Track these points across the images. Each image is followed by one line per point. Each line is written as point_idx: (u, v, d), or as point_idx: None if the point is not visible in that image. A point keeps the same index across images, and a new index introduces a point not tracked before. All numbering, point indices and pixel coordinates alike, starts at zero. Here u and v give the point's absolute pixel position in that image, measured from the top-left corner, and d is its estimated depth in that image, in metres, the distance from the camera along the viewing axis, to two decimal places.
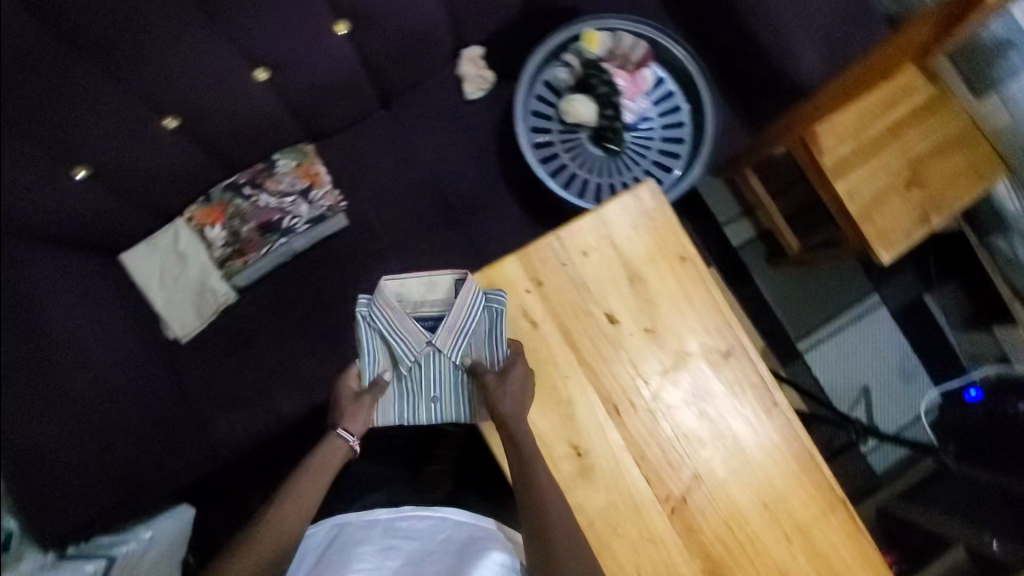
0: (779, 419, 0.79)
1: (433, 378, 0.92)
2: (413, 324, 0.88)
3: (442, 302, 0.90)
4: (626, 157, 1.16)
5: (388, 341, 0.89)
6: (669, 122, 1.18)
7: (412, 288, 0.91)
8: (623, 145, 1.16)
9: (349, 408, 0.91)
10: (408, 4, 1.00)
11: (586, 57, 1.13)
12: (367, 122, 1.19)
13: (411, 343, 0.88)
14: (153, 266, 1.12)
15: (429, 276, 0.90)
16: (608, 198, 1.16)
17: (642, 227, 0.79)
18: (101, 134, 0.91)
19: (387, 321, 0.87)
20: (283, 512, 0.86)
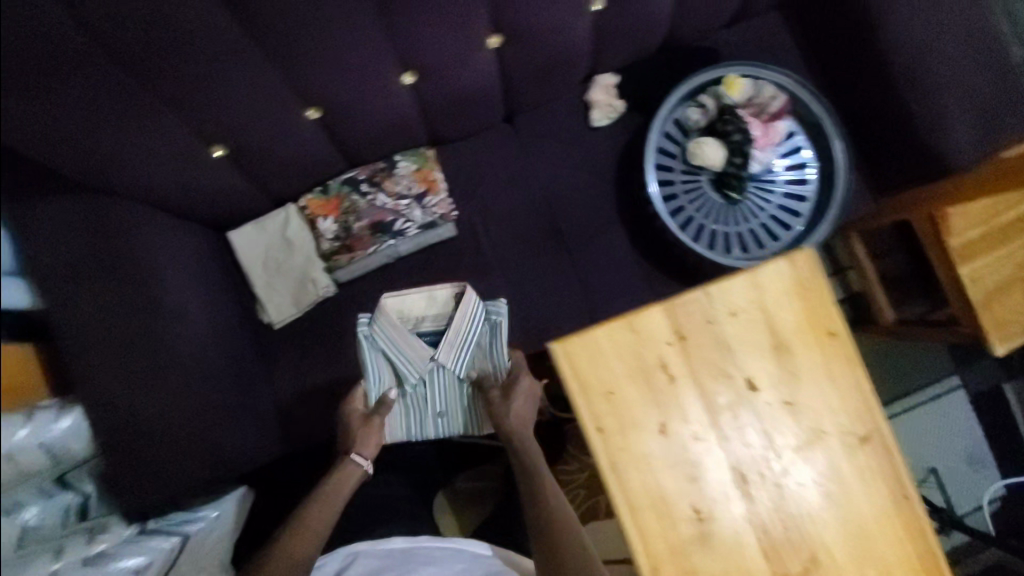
0: (908, 513, 0.76)
1: (438, 395, 1.09)
2: (416, 342, 1.03)
3: (440, 318, 1.06)
4: (746, 207, 1.14)
5: (391, 359, 1.04)
6: (796, 177, 1.14)
7: (414, 304, 1.06)
8: (745, 194, 1.13)
9: (356, 431, 1.02)
10: (564, 27, 0.98)
11: (723, 101, 1.10)
12: (486, 134, 1.17)
13: (413, 361, 1.04)
14: (259, 248, 1.11)
15: (428, 294, 1.05)
16: (721, 246, 1.13)
17: (795, 295, 0.77)
18: (247, 118, 0.91)
19: (387, 340, 1.02)
20: (307, 524, 0.97)
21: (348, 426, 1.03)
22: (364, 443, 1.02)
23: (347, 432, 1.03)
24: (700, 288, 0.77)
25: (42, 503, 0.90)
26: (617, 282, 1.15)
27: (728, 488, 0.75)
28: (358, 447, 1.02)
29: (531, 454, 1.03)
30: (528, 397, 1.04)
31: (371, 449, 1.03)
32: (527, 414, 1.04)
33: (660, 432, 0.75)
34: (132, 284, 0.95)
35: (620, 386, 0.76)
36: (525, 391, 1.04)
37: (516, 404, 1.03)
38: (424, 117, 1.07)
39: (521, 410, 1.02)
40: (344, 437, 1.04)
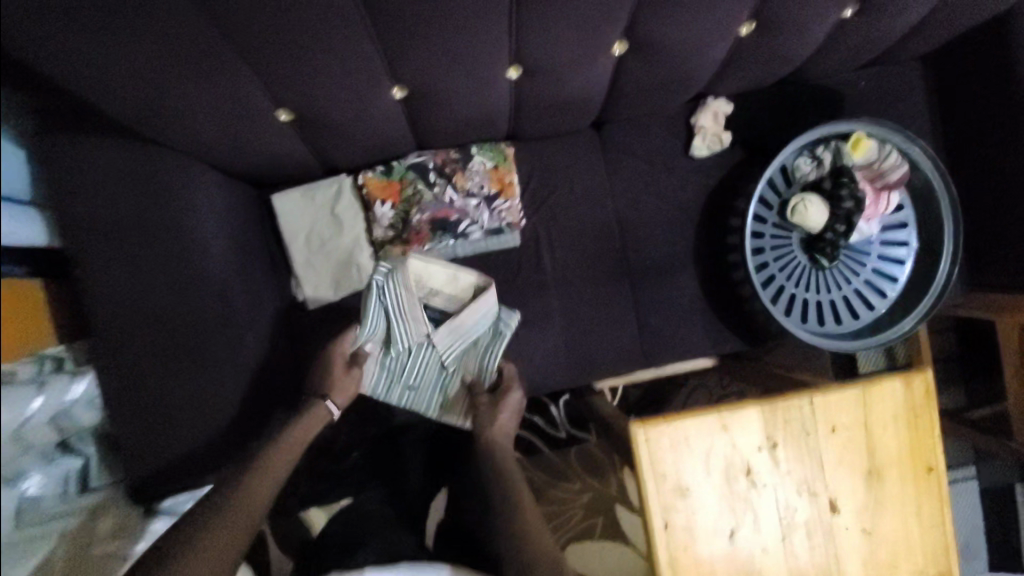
0: None
1: (417, 369, 1.00)
2: (421, 313, 0.94)
3: (454, 300, 0.97)
4: (832, 276, 1.05)
5: (392, 321, 0.95)
6: (891, 253, 1.05)
7: (434, 275, 0.95)
8: (836, 262, 1.04)
9: (336, 377, 0.95)
10: (701, 46, 0.84)
11: (841, 159, 0.99)
12: (570, 138, 1.04)
13: (411, 327, 0.96)
14: (303, 220, 1.00)
15: (453, 271, 0.94)
16: (797, 312, 1.04)
17: (902, 423, 0.72)
18: (324, 84, 0.76)
19: (399, 296, 0.92)
20: (260, 482, 0.84)
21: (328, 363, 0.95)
22: (341, 388, 0.95)
23: (323, 372, 0.95)
24: (807, 394, 0.70)
25: (43, 470, 0.89)
26: (680, 330, 1.06)
27: None
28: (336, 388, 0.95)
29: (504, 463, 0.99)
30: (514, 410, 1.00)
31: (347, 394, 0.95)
32: (509, 426, 1.00)
33: (730, 536, 0.70)
34: (173, 248, 0.86)
35: (698, 484, 0.69)
36: (512, 401, 0.99)
37: (501, 415, 0.99)
38: (514, 112, 0.94)
39: (501, 423, 0.99)
40: (319, 376, 0.95)
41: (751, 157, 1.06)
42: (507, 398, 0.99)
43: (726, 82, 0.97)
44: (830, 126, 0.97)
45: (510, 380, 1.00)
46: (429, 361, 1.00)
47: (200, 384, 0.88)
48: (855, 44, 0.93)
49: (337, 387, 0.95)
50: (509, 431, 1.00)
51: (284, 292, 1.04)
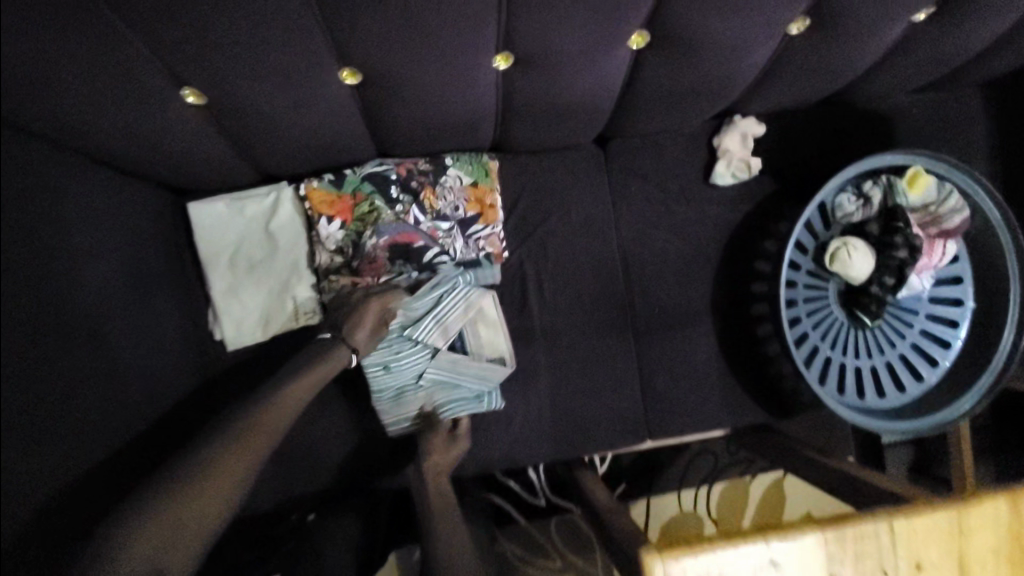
0: None
1: (408, 358, 0.78)
2: (456, 328, 0.79)
3: (476, 349, 0.81)
4: (874, 338, 0.87)
5: (435, 307, 0.78)
6: (946, 316, 0.87)
7: (487, 317, 0.81)
8: (879, 322, 0.86)
9: (372, 325, 0.73)
10: (738, 45, 0.67)
11: (892, 200, 0.82)
12: (567, 154, 0.85)
13: (445, 326, 0.78)
14: (226, 238, 0.79)
15: (503, 333, 0.82)
16: (831, 379, 0.86)
17: (1002, 561, 0.55)
18: (246, 57, 0.56)
19: (461, 296, 0.79)
20: (231, 461, 0.60)
21: (360, 302, 0.74)
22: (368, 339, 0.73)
23: (357, 312, 0.73)
24: (879, 516, 0.54)
25: None
26: (693, 395, 0.86)
27: None
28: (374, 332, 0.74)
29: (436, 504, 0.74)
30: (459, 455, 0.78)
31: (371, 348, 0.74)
32: (442, 470, 0.76)
33: None
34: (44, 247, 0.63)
35: None
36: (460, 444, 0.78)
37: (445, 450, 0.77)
38: (501, 115, 0.74)
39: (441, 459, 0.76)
40: (348, 314, 0.73)
41: (783, 190, 0.88)
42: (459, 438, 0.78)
43: (760, 96, 0.79)
44: (883, 158, 0.80)
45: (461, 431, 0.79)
46: (420, 365, 0.79)
47: (93, 451, 0.64)
48: (918, 60, 0.76)
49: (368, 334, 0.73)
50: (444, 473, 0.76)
51: (200, 328, 0.82)
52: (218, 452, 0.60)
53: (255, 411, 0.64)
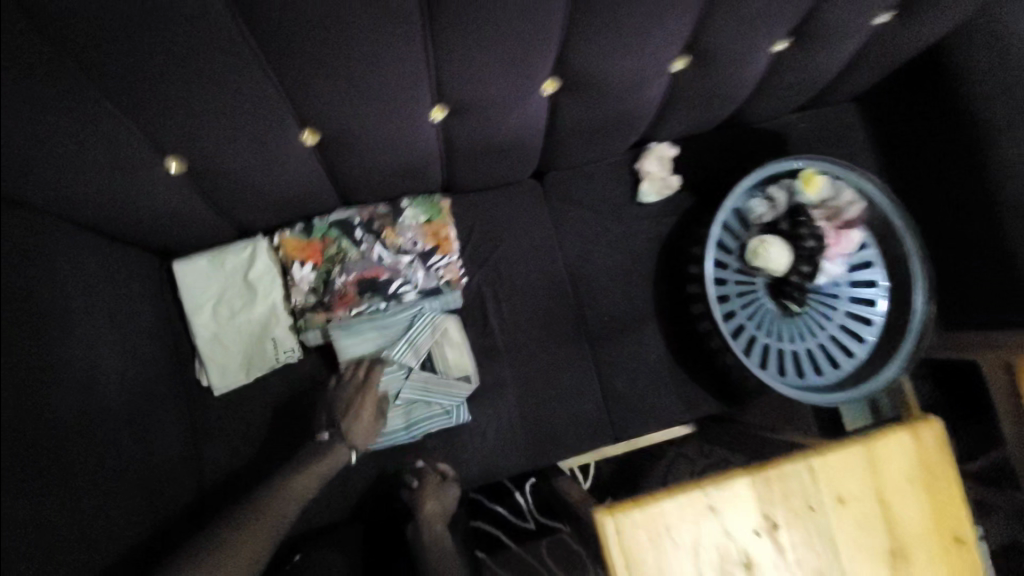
0: None
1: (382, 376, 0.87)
2: (424, 346, 0.88)
3: (443, 367, 0.89)
4: (803, 322, 0.96)
5: (405, 329, 0.88)
6: (864, 297, 0.97)
7: (453, 340, 0.89)
8: (805, 307, 0.96)
9: (364, 419, 0.82)
10: (635, 84, 0.80)
11: (795, 198, 0.95)
12: (510, 189, 0.97)
13: (414, 345, 0.87)
14: (208, 292, 0.86)
15: (467, 351, 0.90)
16: (773, 364, 0.94)
17: (920, 487, 0.59)
18: (219, 127, 0.67)
19: (428, 318, 0.88)
20: (244, 546, 0.69)
21: (350, 396, 0.83)
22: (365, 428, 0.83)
23: (347, 406, 0.82)
24: (801, 455, 0.58)
25: None
26: (650, 391, 0.94)
27: None
28: (369, 418, 0.83)
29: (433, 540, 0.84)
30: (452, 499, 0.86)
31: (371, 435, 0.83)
32: (435, 509, 0.84)
33: None
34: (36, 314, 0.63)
35: None
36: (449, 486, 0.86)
37: (437, 495, 0.85)
38: (445, 159, 0.86)
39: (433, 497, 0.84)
40: (339, 410, 0.82)
41: (704, 201, 1.00)
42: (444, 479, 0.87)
43: (667, 124, 0.92)
44: (779, 164, 0.92)
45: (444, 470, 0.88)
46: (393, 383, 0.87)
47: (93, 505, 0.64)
48: (793, 80, 0.90)
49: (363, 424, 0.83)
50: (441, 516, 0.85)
51: (187, 378, 0.88)
52: (236, 531, 0.70)
53: (262, 499, 0.74)
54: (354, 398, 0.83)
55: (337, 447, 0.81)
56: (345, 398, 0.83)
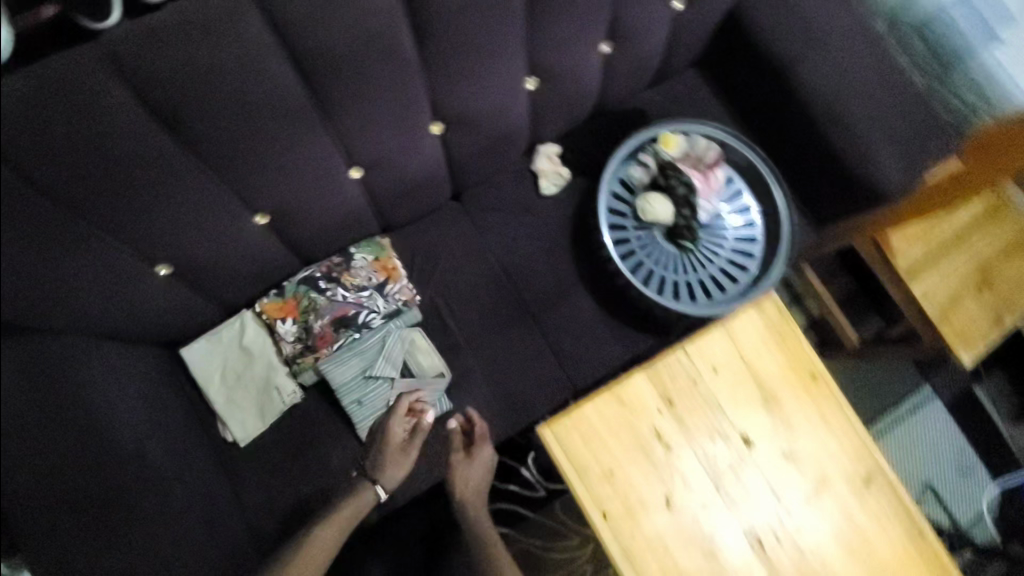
0: (924, 546, 0.74)
1: (373, 391, 1.06)
2: (399, 357, 1.07)
3: (420, 370, 1.08)
4: (700, 255, 1.16)
5: (381, 348, 1.07)
6: (745, 220, 1.19)
7: (421, 347, 1.08)
8: (698, 243, 1.15)
9: (391, 465, 0.98)
10: (501, 107, 1.01)
11: (662, 158, 1.14)
12: (437, 215, 1.17)
13: (392, 359, 1.07)
14: (214, 364, 1.04)
15: (436, 352, 1.09)
16: (685, 295, 1.14)
17: (772, 342, 0.78)
18: (189, 230, 0.86)
19: (398, 334, 1.08)
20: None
21: (382, 447, 0.99)
22: (392, 476, 0.99)
23: (380, 458, 0.98)
24: (676, 348, 0.76)
25: None
26: (592, 344, 1.13)
27: (742, 551, 0.72)
28: (398, 464, 0.99)
29: (473, 510, 1.03)
30: (485, 470, 1.04)
31: (394, 480, 1.00)
32: (471, 484, 1.03)
33: (666, 504, 0.72)
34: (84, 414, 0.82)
35: (619, 469, 0.72)
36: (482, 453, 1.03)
37: (471, 471, 1.03)
38: (374, 206, 1.06)
39: (467, 472, 1.02)
40: (373, 458, 0.99)
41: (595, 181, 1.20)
42: (475, 448, 1.03)
43: (544, 129, 1.13)
44: (640, 135, 1.14)
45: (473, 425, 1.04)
46: (383, 394, 1.07)
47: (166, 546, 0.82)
48: (634, 67, 1.12)
49: (390, 471, 0.99)
50: (477, 486, 1.04)
51: (216, 439, 1.05)
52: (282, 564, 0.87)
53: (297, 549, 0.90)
54: (386, 447, 0.98)
55: (367, 485, 0.98)
56: (379, 444, 0.99)
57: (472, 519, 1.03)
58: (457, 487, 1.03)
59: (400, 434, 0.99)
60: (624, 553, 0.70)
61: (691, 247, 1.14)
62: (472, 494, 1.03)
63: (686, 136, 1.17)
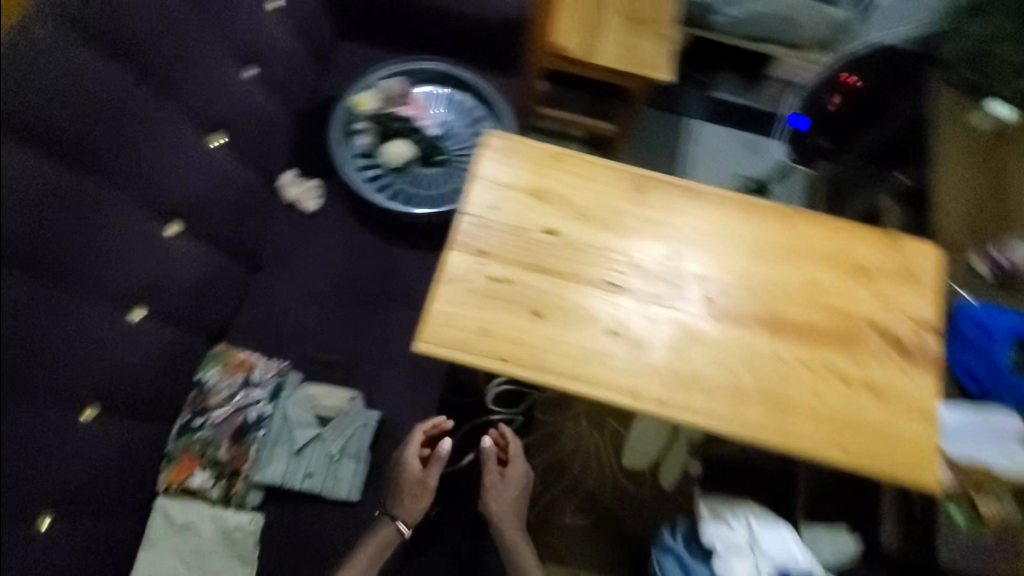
0: (704, 196, 0.92)
1: (312, 457, 1.09)
2: (309, 415, 1.11)
3: (333, 410, 1.13)
4: (459, 156, 1.31)
5: (288, 422, 1.10)
6: (467, 111, 1.36)
7: (319, 393, 1.14)
8: (450, 149, 1.31)
9: (408, 500, 1.06)
10: (212, 172, 1.05)
11: (369, 116, 1.28)
12: (248, 294, 1.21)
13: (304, 421, 1.11)
14: (166, 560, 1.01)
15: (333, 387, 1.14)
16: None
17: (509, 159, 0.93)
18: (37, 473, 0.82)
19: (292, 400, 1.12)
20: None
21: (398, 487, 1.07)
22: (411, 514, 1.07)
23: (400, 498, 1.06)
24: (457, 216, 0.89)
25: None
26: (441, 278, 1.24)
27: (613, 299, 0.86)
28: (416, 500, 1.07)
29: (506, 523, 1.13)
30: (519, 484, 1.16)
31: (413, 516, 1.07)
32: (506, 503, 1.14)
33: (536, 317, 0.84)
34: None
35: (487, 323, 0.84)
36: (514, 467, 1.16)
37: (504, 488, 1.15)
38: (188, 327, 1.07)
39: (503, 485, 1.15)
40: (393, 499, 1.07)
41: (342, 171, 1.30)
42: (509, 458, 1.17)
43: (266, 165, 1.21)
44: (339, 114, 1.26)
45: (507, 443, 1.18)
46: (322, 452, 1.10)
47: None
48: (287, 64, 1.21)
49: (410, 509, 1.07)
50: (510, 504, 1.15)
51: None
52: None
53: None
54: (404, 481, 1.07)
55: (389, 525, 1.06)
56: (400, 484, 1.07)
57: (505, 530, 1.12)
58: (493, 504, 1.14)
59: (417, 477, 1.07)
60: (533, 367, 0.82)
61: (447, 156, 1.30)
62: (507, 512, 1.14)
63: (372, 89, 1.31)
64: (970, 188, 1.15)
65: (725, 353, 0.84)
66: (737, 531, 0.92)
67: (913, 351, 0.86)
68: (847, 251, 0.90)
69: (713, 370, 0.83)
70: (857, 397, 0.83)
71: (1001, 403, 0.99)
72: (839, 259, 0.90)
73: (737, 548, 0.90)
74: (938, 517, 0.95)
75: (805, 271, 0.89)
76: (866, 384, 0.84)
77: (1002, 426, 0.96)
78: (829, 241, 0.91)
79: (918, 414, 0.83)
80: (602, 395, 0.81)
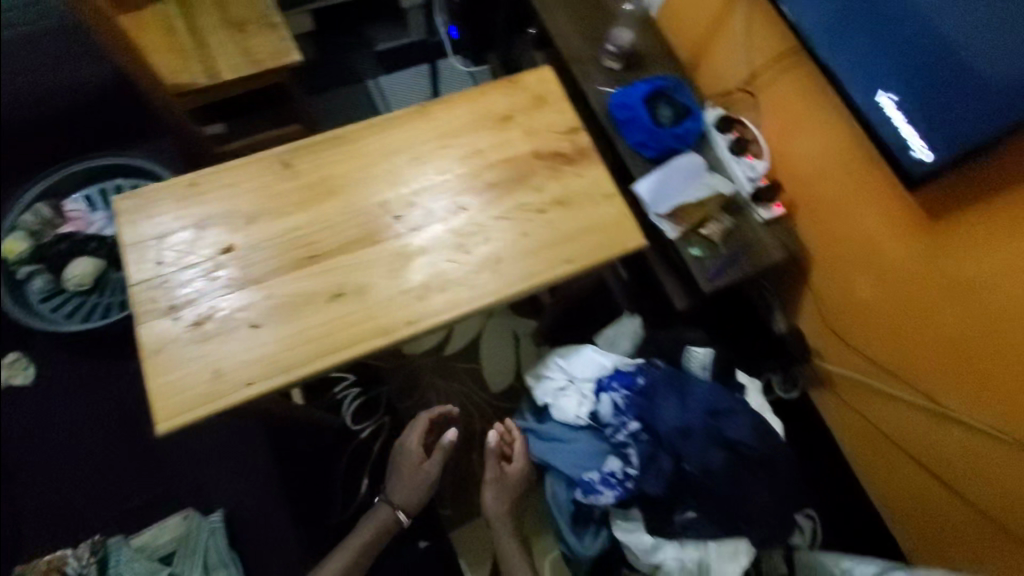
0: (346, 138, 0.95)
1: None
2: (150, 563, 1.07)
3: (173, 540, 1.13)
4: None
5: None
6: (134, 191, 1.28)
7: (151, 535, 1.13)
8: None
9: (405, 486, 1.12)
10: None
11: (29, 259, 1.20)
12: (23, 497, 1.17)
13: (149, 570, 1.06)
14: None
15: (161, 522, 1.15)
16: None
17: (150, 210, 0.88)
18: None
19: (125, 561, 1.06)
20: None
21: (398, 472, 1.14)
22: (411, 499, 1.13)
23: (398, 481, 1.13)
24: (128, 289, 0.84)
25: None
26: None
27: (315, 268, 0.86)
28: (414, 480, 1.13)
29: (501, 526, 0.98)
30: (518, 483, 0.97)
31: (413, 505, 1.13)
32: (504, 502, 0.98)
33: (254, 327, 0.82)
34: None
35: (214, 363, 0.80)
36: (517, 466, 0.97)
37: (508, 488, 0.97)
38: None
39: (506, 485, 0.97)
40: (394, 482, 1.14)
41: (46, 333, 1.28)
42: (517, 454, 0.98)
43: None
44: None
45: (517, 441, 0.98)
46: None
47: None
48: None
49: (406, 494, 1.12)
50: (508, 503, 0.98)
51: None
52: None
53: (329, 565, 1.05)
54: (401, 467, 1.13)
55: (387, 507, 1.13)
56: (401, 473, 1.14)
57: (499, 526, 0.98)
58: (491, 501, 0.98)
59: (418, 468, 1.13)
60: (279, 367, 0.80)
61: None
62: (504, 506, 0.98)
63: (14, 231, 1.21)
64: (573, 12, 1.33)
65: (433, 249, 0.90)
66: (556, 376, 1.00)
67: (572, 155, 0.99)
68: (487, 112, 1.01)
69: (433, 267, 0.88)
70: (552, 216, 0.93)
71: (678, 151, 1.19)
72: (485, 122, 1.00)
73: (562, 389, 0.98)
74: (687, 259, 1.12)
75: (462, 146, 0.98)
76: (553, 202, 0.94)
77: (684, 167, 1.17)
78: (472, 112, 1.01)
79: (602, 197, 0.95)
80: (351, 353, 0.82)
